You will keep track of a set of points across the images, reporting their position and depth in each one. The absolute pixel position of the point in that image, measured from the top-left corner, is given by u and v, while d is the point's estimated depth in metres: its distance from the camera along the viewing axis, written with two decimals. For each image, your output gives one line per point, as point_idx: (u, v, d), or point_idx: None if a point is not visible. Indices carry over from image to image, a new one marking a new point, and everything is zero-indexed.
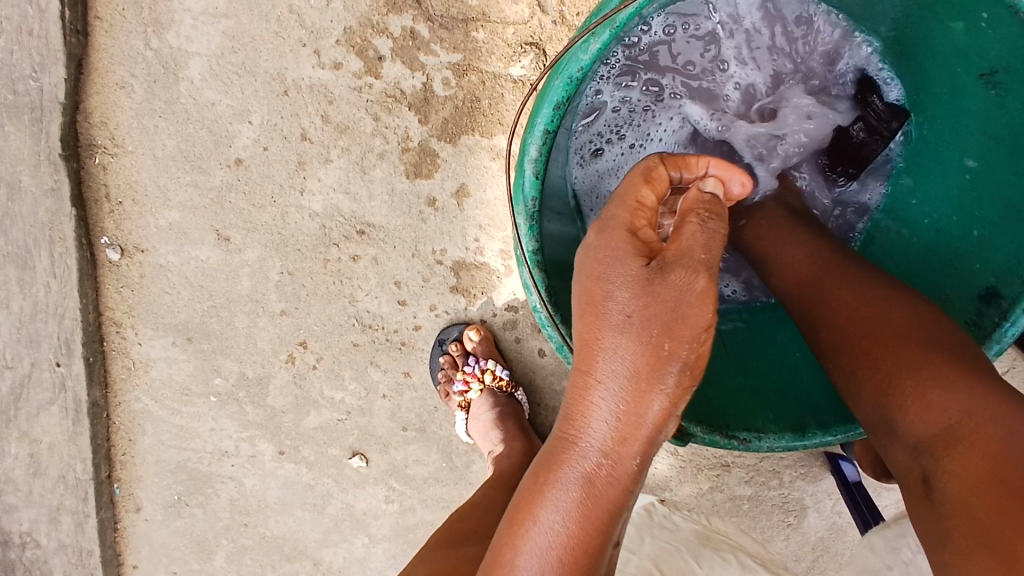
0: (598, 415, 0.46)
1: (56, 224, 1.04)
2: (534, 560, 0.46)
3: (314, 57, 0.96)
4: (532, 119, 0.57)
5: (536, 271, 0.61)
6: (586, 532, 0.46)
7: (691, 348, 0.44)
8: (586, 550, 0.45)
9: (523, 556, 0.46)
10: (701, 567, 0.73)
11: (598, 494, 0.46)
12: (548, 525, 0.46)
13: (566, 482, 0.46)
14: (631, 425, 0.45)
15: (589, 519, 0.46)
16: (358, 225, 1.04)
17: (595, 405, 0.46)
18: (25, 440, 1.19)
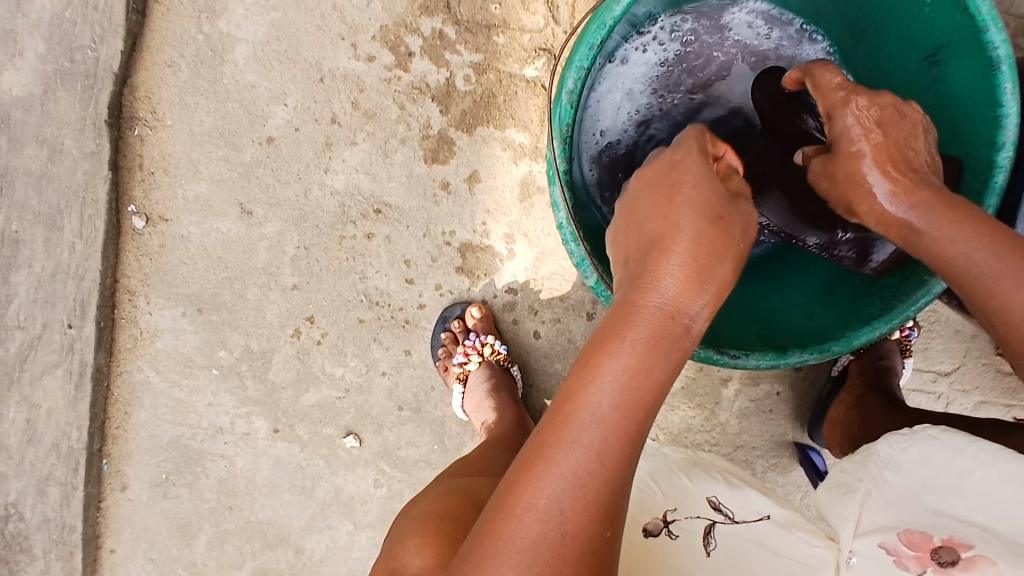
0: (670, 278, 0.56)
1: (90, 187, 1.11)
2: (612, 393, 0.54)
3: (350, 50, 1.08)
4: (571, 57, 0.67)
5: (566, 189, 0.72)
6: (656, 370, 0.55)
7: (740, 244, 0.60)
8: (652, 386, 0.55)
9: (601, 386, 0.54)
10: (692, 483, 0.83)
11: (666, 342, 0.55)
12: (625, 364, 0.54)
13: (639, 331, 0.55)
14: (694, 286, 0.57)
15: (659, 364, 0.55)
16: (375, 204, 1.14)
17: (668, 272, 0.57)
18: (24, 404, 1.21)
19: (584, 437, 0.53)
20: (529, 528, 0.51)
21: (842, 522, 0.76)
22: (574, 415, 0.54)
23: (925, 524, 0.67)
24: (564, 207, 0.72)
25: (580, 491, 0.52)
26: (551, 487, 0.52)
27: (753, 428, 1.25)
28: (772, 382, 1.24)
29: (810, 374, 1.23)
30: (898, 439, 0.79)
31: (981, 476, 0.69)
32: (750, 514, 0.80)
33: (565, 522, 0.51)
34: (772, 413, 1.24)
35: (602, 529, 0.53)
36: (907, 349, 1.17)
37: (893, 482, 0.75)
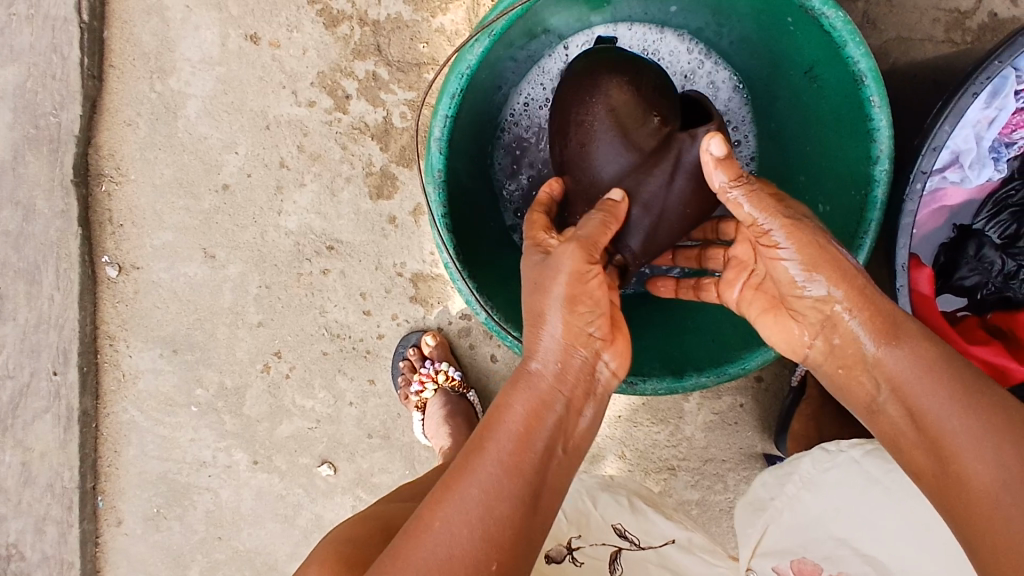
0: (543, 341, 0.68)
1: (63, 243, 1.20)
2: (501, 435, 0.62)
3: (292, 96, 1.14)
4: (436, 108, 0.73)
5: (444, 230, 0.76)
6: (539, 424, 0.63)
7: (589, 313, 0.68)
8: (539, 437, 0.62)
9: (493, 433, 0.62)
10: (597, 508, 0.88)
11: (542, 398, 0.65)
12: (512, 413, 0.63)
13: (521, 389, 0.66)
14: (569, 363, 0.68)
15: (539, 414, 0.64)
16: (327, 241, 1.19)
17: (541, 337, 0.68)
18: (19, 447, 1.30)
19: (479, 469, 0.59)
20: (423, 552, 0.56)
21: (748, 538, 0.86)
22: (467, 458, 0.61)
23: (821, 554, 0.79)
24: (447, 248, 0.76)
25: (472, 514, 0.57)
26: (445, 512, 0.58)
27: (720, 441, 1.24)
28: (735, 394, 1.23)
29: (773, 384, 1.23)
30: (822, 457, 0.85)
31: (890, 512, 0.78)
32: (654, 539, 0.87)
33: (453, 544, 0.56)
34: (738, 425, 1.23)
35: (488, 559, 0.56)
36: None
37: (809, 504, 0.83)
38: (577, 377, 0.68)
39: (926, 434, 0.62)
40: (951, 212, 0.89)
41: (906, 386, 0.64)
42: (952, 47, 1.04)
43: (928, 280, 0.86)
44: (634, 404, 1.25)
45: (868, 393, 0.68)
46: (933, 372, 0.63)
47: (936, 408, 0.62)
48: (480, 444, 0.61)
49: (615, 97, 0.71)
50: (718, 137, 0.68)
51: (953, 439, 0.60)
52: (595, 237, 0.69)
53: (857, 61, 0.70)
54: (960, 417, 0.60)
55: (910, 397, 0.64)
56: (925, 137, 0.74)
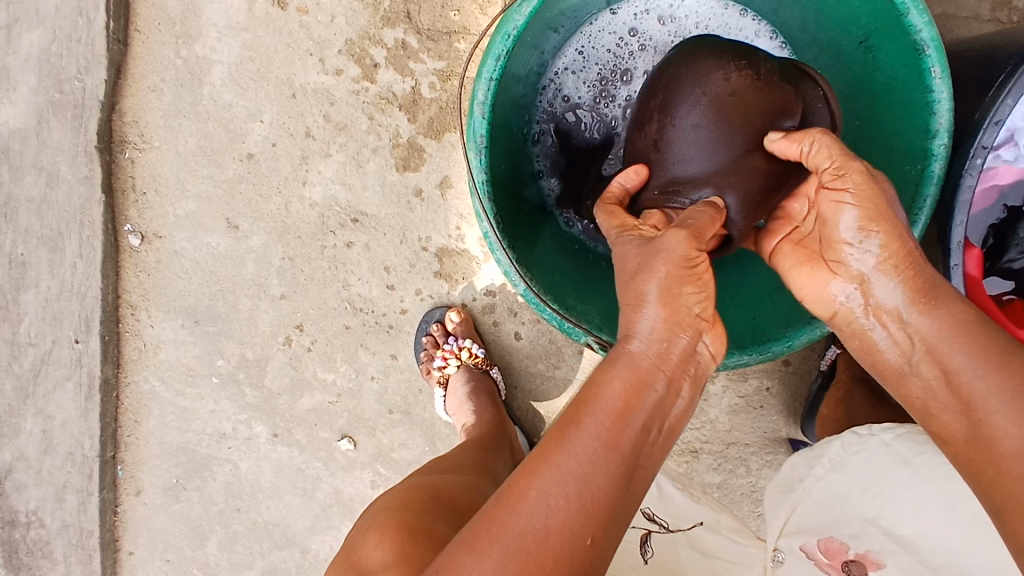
0: (643, 314, 0.61)
1: (87, 210, 1.19)
2: (600, 408, 0.55)
3: (319, 64, 1.12)
4: (480, 70, 0.70)
5: (485, 198, 0.73)
6: (640, 403, 0.56)
7: (694, 285, 0.62)
8: (640, 416, 0.56)
9: (592, 406, 0.55)
10: None
11: (643, 374, 0.58)
12: (611, 385, 0.57)
13: (618, 366, 0.59)
14: (673, 338, 0.60)
15: (640, 390, 0.57)
16: (352, 214, 1.17)
17: (640, 311, 0.61)
18: (40, 416, 1.29)
19: (576, 441, 0.53)
20: (517, 522, 0.51)
21: (776, 517, 0.84)
22: (564, 429, 0.54)
23: (849, 534, 0.74)
24: (488, 216, 0.73)
25: (570, 486, 0.52)
26: (540, 483, 0.52)
27: (745, 424, 1.22)
28: (761, 377, 1.21)
29: (801, 368, 1.21)
30: (851, 440, 0.81)
31: (920, 489, 0.73)
32: (683, 521, 0.85)
33: (547, 516, 0.51)
34: (763, 409, 1.21)
35: (583, 533, 0.51)
36: None
37: (835, 485, 0.80)
38: (679, 353, 0.60)
39: (957, 397, 0.63)
40: (1002, 193, 0.85)
41: (939, 350, 0.64)
42: (1002, 25, 1.00)
43: (975, 261, 0.83)
44: None
45: (897, 355, 0.67)
46: (961, 334, 0.63)
47: (966, 371, 0.62)
48: (576, 418, 0.55)
49: (726, 77, 0.68)
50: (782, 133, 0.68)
51: (984, 405, 0.60)
52: (704, 228, 0.63)
53: (919, 30, 0.68)
54: (992, 383, 0.60)
55: (942, 358, 0.64)
56: (985, 111, 0.71)
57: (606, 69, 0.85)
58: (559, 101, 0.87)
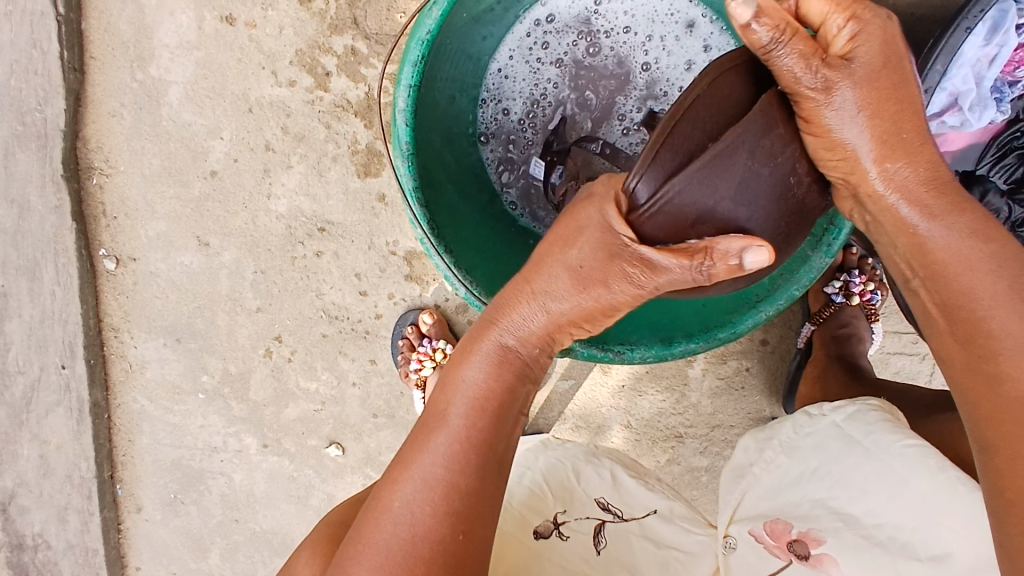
0: (523, 314, 0.64)
1: (60, 238, 1.21)
2: (462, 402, 0.62)
3: (272, 77, 1.12)
4: (399, 77, 0.71)
5: (417, 205, 0.73)
6: (497, 392, 0.62)
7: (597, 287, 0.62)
8: (498, 403, 0.62)
9: (449, 405, 0.62)
10: (579, 483, 0.86)
11: (505, 363, 0.64)
12: (472, 378, 0.63)
13: (484, 355, 0.64)
14: (547, 327, 0.64)
15: (499, 379, 0.63)
16: (319, 223, 1.18)
17: (521, 309, 0.64)
18: (35, 441, 1.32)
19: (434, 446, 0.60)
20: (382, 533, 0.58)
21: (727, 503, 0.83)
22: (429, 436, 0.61)
23: (797, 514, 0.74)
24: (421, 222, 0.73)
25: (430, 493, 0.58)
26: (401, 494, 0.59)
27: (727, 406, 1.21)
28: (740, 358, 1.19)
29: (780, 347, 1.19)
30: (802, 423, 0.83)
31: (866, 471, 0.72)
32: (638, 510, 0.85)
33: (415, 520, 0.58)
34: (744, 390, 1.20)
35: (454, 531, 0.58)
36: (872, 313, 1.12)
37: (785, 468, 0.80)
38: (545, 332, 0.65)
39: (965, 322, 0.57)
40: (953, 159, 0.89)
41: (953, 268, 0.58)
42: None
43: None
44: (637, 373, 1.22)
45: (903, 267, 0.63)
46: (982, 247, 0.58)
47: (983, 296, 0.57)
48: (441, 420, 0.62)
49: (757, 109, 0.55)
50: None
51: (1002, 327, 0.55)
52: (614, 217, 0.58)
53: None
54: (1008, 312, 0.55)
55: (948, 279, 0.58)
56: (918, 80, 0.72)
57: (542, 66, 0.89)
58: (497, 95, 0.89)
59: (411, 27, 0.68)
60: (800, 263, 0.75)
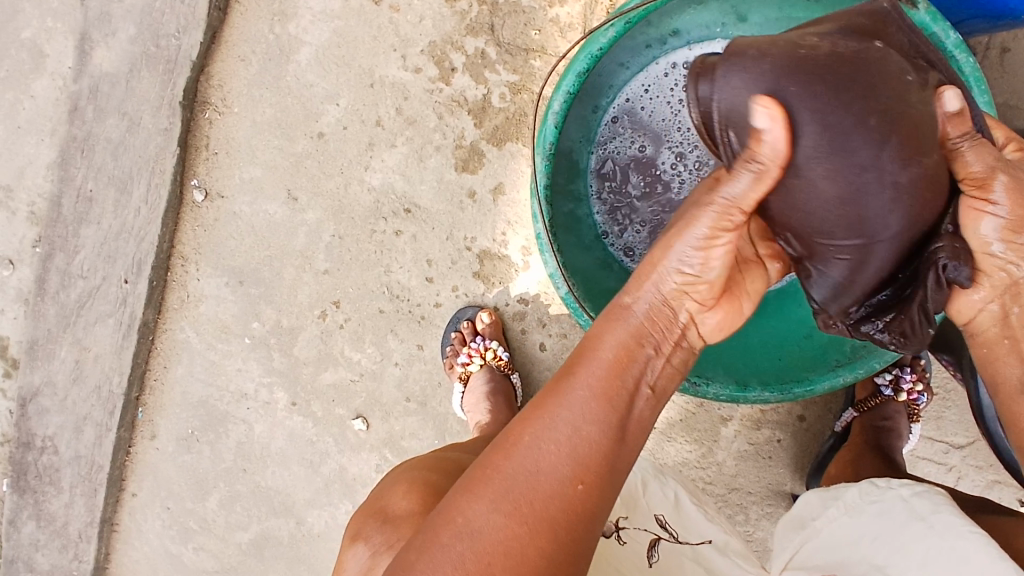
0: (646, 286, 0.69)
1: (159, 159, 1.26)
2: (596, 367, 0.64)
3: (400, 60, 1.19)
4: (560, 82, 0.77)
5: (544, 202, 0.79)
6: (632, 355, 0.65)
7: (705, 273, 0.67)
8: (632, 371, 0.65)
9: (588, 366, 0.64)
10: (643, 495, 0.92)
11: (640, 335, 0.67)
12: (609, 344, 0.66)
13: (620, 325, 0.67)
14: (669, 296, 0.68)
15: (637, 348, 0.66)
16: (405, 204, 1.23)
17: (643, 282, 0.69)
18: (76, 346, 1.35)
19: (570, 397, 0.62)
20: (512, 463, 0.59)
21: (789, 554, 0.90)
22: (565, 385, 0.63)
23: (853, 574, 0.77)
24: (541, 218, 0.79)
25: (559, 438, 0.60)
26: (534, 431, 0.60)
27: (751, 472, 1.24)
28: (774, 428, 1.23)
29: (814, 426, 1.23)
30: (870, 491, 0.87)
31: (913, 532, 0.76)
32: (693, 536, 0.88)
33: (541, 456, 0.59)
34: (771, 460, 1.23)
35: (575, 478, 0.59)
36: (914, 414, 1.15)
37: (844, 527, 0.85)
38: (671, 303, 0.68)
39: None
40: None
41: None
42: None
43: None
44: (672, 418, 1.25)
45: (1018, 376, 0.71)
46: None
47: None
48: (574, 370, 0.64)
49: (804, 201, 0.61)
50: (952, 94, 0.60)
51: None
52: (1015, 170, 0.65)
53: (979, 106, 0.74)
54: None
55: None
56: None
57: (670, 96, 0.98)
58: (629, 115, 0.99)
59: (583, 39, 0.74)
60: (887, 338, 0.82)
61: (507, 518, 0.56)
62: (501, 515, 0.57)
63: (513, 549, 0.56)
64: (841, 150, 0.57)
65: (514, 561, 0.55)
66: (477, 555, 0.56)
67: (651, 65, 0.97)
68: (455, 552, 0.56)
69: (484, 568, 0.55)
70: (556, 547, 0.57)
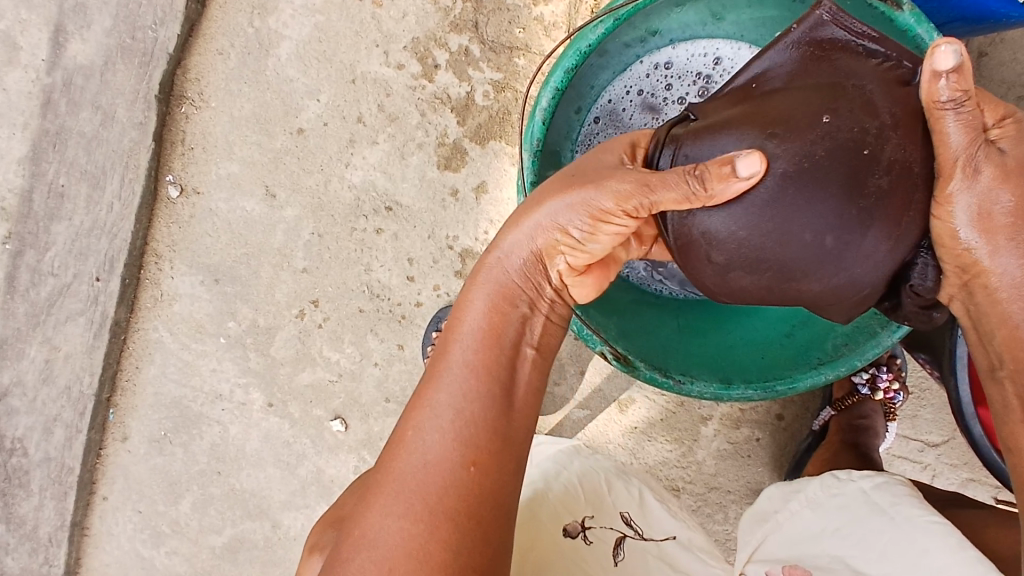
0: (508, 263, 0.69)
1: (134, 154, 1.23)
2: (466, 344, 0.64)
3: (382, 56, 1.18)
4: (548, 79, 0.76)
5: (531, 198, 0.78)
6: (503, 323, 0.66)
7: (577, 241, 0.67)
8: (503, 338, 0.66)
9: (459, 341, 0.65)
10: (610, 494, 0.89)
11: (506, 298, 0.67)
12: (474, 319, 0.66)
13: (480, 294, 0.67)
14: (543, 253, 0.69)
15: (506, 313, 0.67)
16: (387, 202, 1.22)
17: (502, 257, 0.69)
18: (46, 345, 1.31)
19: (447, 380, 0.62)
20: (399, 467, 0.60)
21: (750, 547, 0.87)
22: (439, 375, 0.63)
23: (816, 567, 0.74)
24: None
25: (442, 426, 0.60)
26: (418, 429, 0.61)
27: (730, 471, 1.24)
28: (753, 427, 1.23)
29: (792, 425, 1.23)
30: (830, 482, 0.84)
31: (878, 527, 0.73)
32: (658, 533, 0.87)
33: (428, 450, 0.60)
34: (750, 459, 1.23)
35: (464, 461, 0.60)
36: (890, 413, 1.15)
37: (806, 520, 0.82)
38: (543, 262, 0.69)
39: None
40: None
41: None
42: None
43: None
44: (652, 418, 1.25)
45: (990, 362, 0.68)
46: None
47: None
48: (445, 354, 0.64)
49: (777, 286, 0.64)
50: (949, 48, 0.58)
51: None
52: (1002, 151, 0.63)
53: None
54: None
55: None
56: None
57: (652, 94, 0.97)
58: (610, 111, 0.98)
59: (571, 35, 0.74)
60: (868, 335, 0.80)
61: (406, 520, 0.57)
62: (397, 518, 0.57)
63: (416, 548, 0.56)
64: (816, 259, 0.62)
65: (421, 561, 0.56)
66: (380, 563, 0.56)
67: (634, 62, 0.97)
68: (358, 564, 0.57)
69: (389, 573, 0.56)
70: (461, 532, 0.57)
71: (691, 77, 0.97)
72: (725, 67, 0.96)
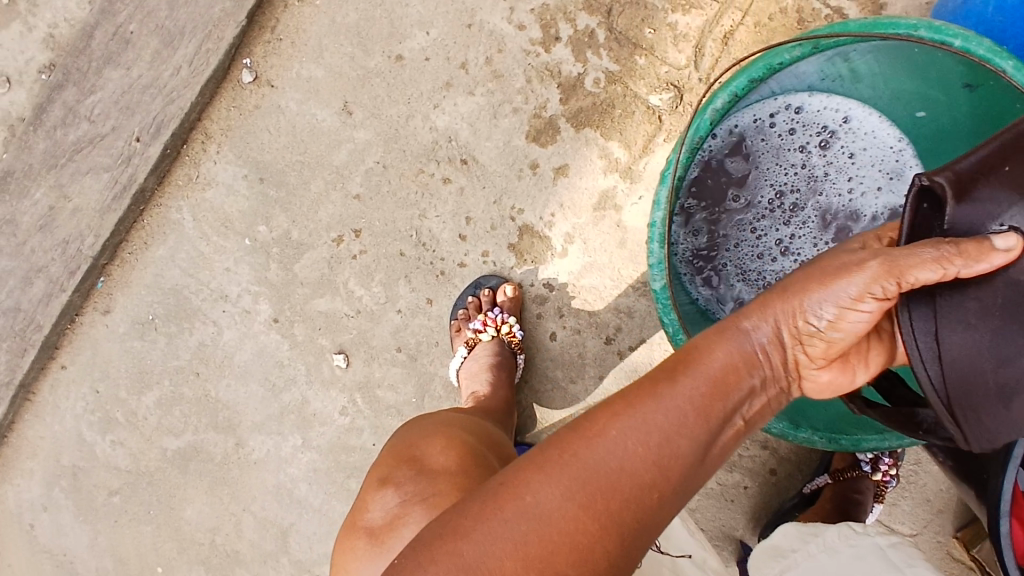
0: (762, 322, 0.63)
1: (220, 25, 1.17)
2: (699, 374, 0.59)
3: (507, 11, 1.15)
4: (729, 81, 0.76)
5: (672, 189, 0.77)
6: (731, 375, 0.61)
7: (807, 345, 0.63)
8: (727, 389, 0.60)
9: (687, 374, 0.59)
10: None
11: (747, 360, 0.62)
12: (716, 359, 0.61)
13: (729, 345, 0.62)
14: (786, 340, 0.62)
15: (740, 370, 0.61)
16: (463, 154, 1.19)
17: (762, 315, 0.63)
18: (56, 190, 1.23)
19: (666, 402, 0.57)
20: (592, 453, 0.54)
21: None
22: (660, 386, 0.58)
23: None
24: (664, 205, 0.77)
25: (645, 440, 0.55)
26: (622, 427, 0.55)
27: (708, 509, 1.28)
28: (743, 475, 1.26)
29: (782, 482, 1.25)
30: (849, 534, 0.88)
31: None
32: (675, 548, 0.89)
33: (618, 456, 0.54)
34: (732, 503, 1.27)
35: (653, 486, 0.55)
36: (880, 493, 1.18)
37: (821, 564, 0.86)
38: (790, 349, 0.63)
39: None
40: None
41: None
42: None
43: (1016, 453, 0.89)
44: None
45: None
46: None
47: None
48: (676, 376, 0.59)
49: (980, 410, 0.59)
50: None
51: None
52: None
53: None
54: None
55: None
56: None
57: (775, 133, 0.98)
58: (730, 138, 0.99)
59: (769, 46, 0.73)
60: None
61: (576, 509, 0.52)
62: (574, 505, 0.53)
63: (580, 543, 0.52)
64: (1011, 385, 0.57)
65: (579, 561, 0.52)
66: (541, 539, 0.52)
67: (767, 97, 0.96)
68: (516, 531, 0.52)
69: (546, 556, 0.52)
70: (616, 551, 0.53)
71: (815, 127, 0.98)
72: (850, 127, 0.97)
